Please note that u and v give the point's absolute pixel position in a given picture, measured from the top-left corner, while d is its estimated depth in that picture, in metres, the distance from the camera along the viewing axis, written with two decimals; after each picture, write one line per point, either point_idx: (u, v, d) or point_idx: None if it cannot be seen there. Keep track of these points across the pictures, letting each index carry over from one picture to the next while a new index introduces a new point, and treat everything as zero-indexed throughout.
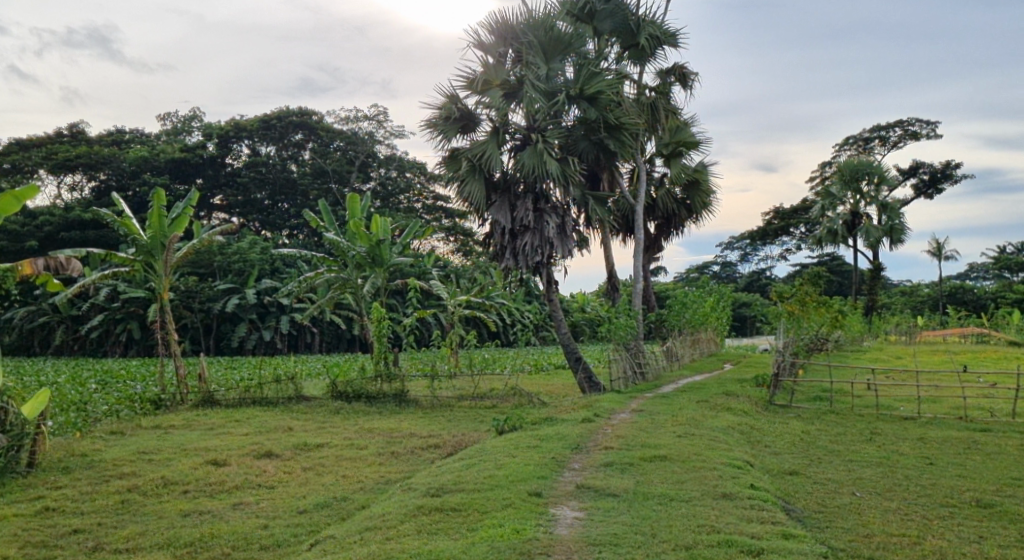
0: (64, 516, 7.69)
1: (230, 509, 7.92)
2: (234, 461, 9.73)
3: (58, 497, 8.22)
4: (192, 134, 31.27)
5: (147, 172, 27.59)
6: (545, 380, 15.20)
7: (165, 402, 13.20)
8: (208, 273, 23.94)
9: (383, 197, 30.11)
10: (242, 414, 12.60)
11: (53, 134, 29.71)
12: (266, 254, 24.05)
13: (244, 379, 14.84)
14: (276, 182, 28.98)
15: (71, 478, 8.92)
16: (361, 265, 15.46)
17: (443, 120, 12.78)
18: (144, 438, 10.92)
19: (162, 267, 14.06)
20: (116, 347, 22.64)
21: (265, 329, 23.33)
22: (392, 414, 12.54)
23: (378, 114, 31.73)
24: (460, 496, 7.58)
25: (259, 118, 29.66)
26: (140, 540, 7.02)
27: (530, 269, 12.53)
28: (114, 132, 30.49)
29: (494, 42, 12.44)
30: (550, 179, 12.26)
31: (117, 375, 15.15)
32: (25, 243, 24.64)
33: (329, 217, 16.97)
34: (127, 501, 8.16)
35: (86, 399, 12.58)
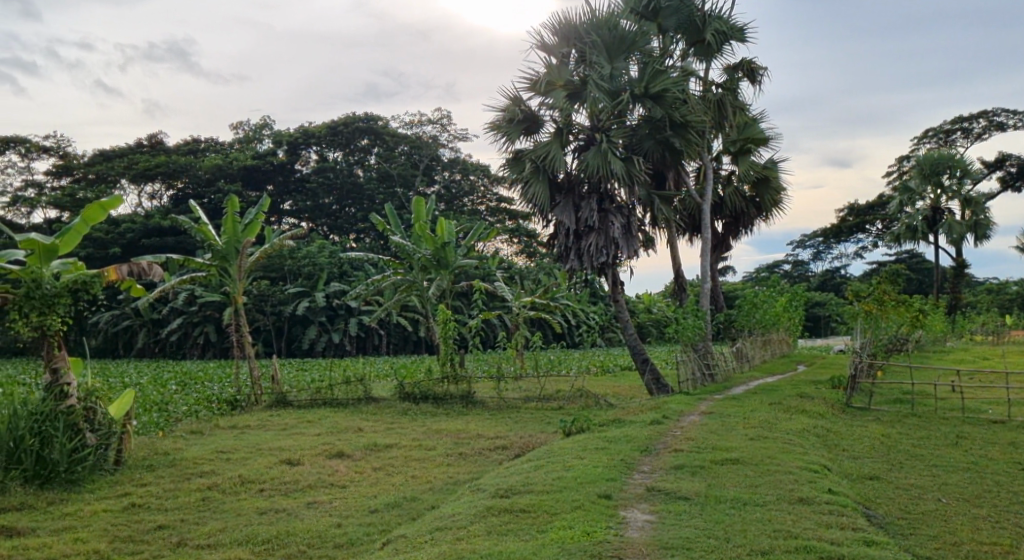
0: (149, 512, 7.99)
1: (304, 508, 8.10)
2: (307, 460, 9.96)
3: (144, 494, 8.54)
4: (263, 142, 32.18)
5: (221, 180, 28.57)
6: (611, 381, 15.10)
7: (240, 403, 13.63)
8: (280, 277, 24.61)
9: (448, 200, 30.36)
10: (314, 414, 12.88)
11: (134, 145, 31.01)
12: (334, 257, 24.55)
13: (315, 381, 15.18)
14: (343, 187, 29.52)
15: (155, 475, 9.27)
16: (427, 267, 15.64)
17: (507, 121, 12.82)
18: (222, 437, 11.27)
19: (236, 272, 14.50)
20: (193, 349, 23.43)
21: (334, 331, 23.79)
22: (460, 415, 12.63)
23: (443, 117, 32.02)
24: (529, 496, 7.60)
25: (327, 124, 30.30)
26: (222, 536, 7.25)
27: (595, 270, 12.44)
28: (190, 142, 31.64)
29: (557, 43, 12.42)
30: (615, 178, 12.16)
31: (195, 377, 15.69)
32: (109, 250, 25.78)
33: (396, 220, 17.13)
34: (207, 499, 8.44)
35: (168, 400, 13.09)
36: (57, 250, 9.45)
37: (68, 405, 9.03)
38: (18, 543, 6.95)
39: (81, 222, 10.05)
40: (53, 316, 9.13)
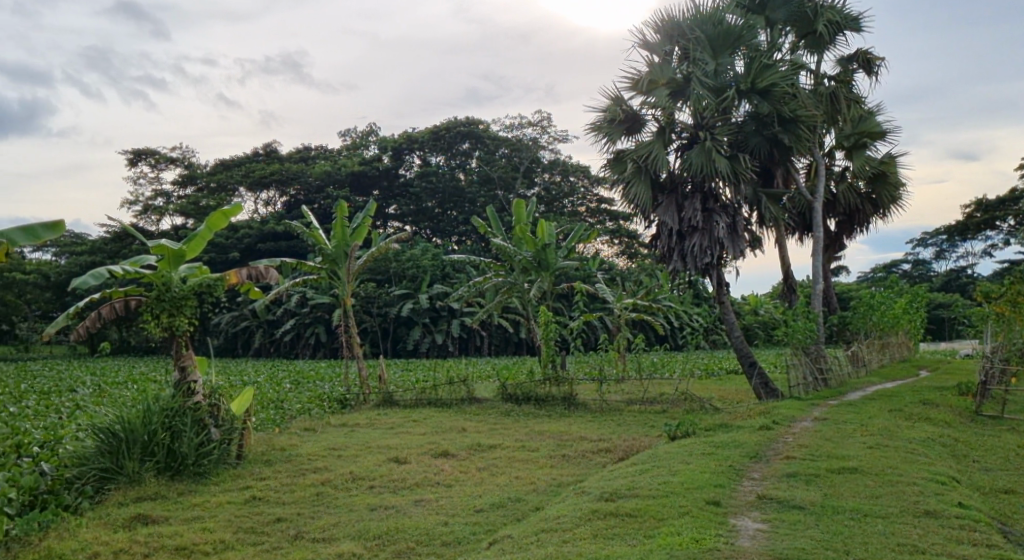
0: (269, 505, 8.38)
1: (412, 506, 8.29)
2: (414, 459, 10.19)
3: (264, 488, 8.96)
4: (370, 148, 33.24)
5: (330, 186, 29.73)
6: (717, 385, 14.75)
7: (349, 402, 14.11)
8: (385, 279, 25.32)
9: (548, 202, 30.41)
10: (419, 414, 13.17)
11: (251, 154, 32.70)
12: (437, 260, 25.08)
13: (420, 381, 15.52)
14: (445, 190, 30.08)
15: (273, 470, 9.70)
16: (528, 269, 15.72)
17: (608, 122, 12.73)
18: (333, 435, 11.69)
19: (345, 274, 15.00)
20: (305, 349, 24.37)
21: (438, 332, 24.25)
22: (562, 417, 12.62)
23: (543, 120, 32.11)
24: (635, 501, 7.53)
25: (430, 129, 30.97)
26: (335, 530, 7.52)
27: (699, 271, 12.17)
28: (302, 150, 33.07)
29: (659, 40, 12.26)
30: (720, 177, 11.87)
31: (307, 376, 16.34)
32: (229, 255, 27.26)
33: (497, 223, 17.31)
34: (321, 494, 8.77)
35: (284, 398, 13.71)
36: (184, 254, 9.97)
37: (194, 401, 9.60)
38: (152, 530, 7.44)
39: (206, 228, 10.63)
40: (181, 317, 9.73)
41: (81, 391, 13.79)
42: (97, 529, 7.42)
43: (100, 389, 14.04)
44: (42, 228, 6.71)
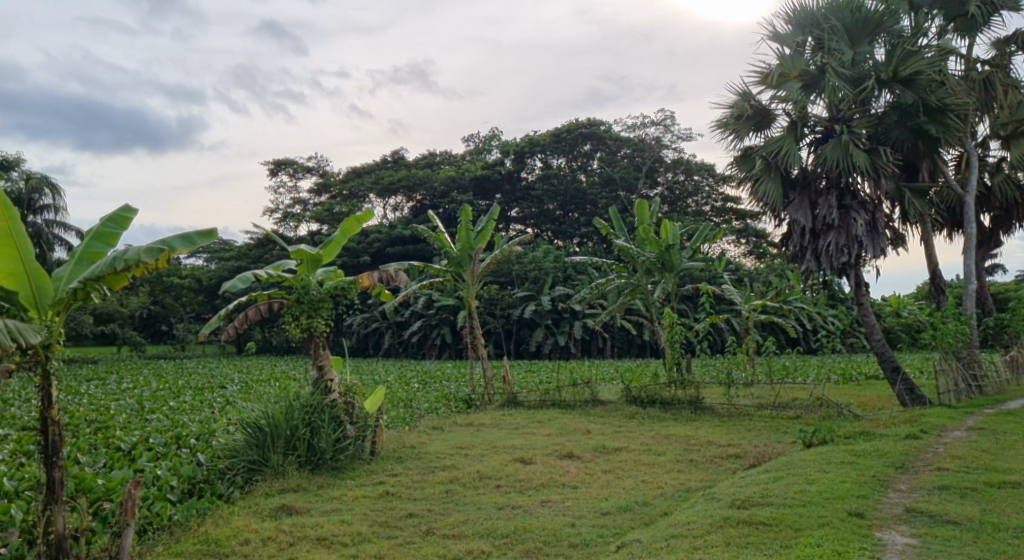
0: (402, 500, 8.66)
1: (538, 506, 8.33)
2: (539, 460, 10.25)
3: (396, 484, 9.25)
4: (492, 152, 33.79)
5: (454, 190, 30.55)
6: (855, 391, 13.99)
7: (475, 402, 14.38)
8: (507, 281, 25.64)
9: (671, 202, 29.78)
10: (544, 415, 13.21)
11: (380, 162, 34.10)
12: (559, 262, 25.16)
13: (543, 382, 15.61)
14: (566, 193, 30.12)
15: (404, 467, 10.01)
16: (651, 270, 15.43)
17: (735, 118, 12.36)
18: (461, 434, 11.93)
19: (469, 276, 15.27)
20: (432, 350, 24.99)
21: (560, 334, 24.32)
22: (689, 421, 12.33)
23: (666, 118, 31.50)
24: (770, 509, 7.24)
25: (551, 132, 31.07)
26: (465, 528, 7.67)
27: (835, 271, 11.59)
28: (427, 156, 34.09)
29: (791, 31, 11.80)
30: (858, 172, 11.26)
31: (434, 376, 16.77)
32: (360, 259, 28.48)
33: (620, 224, 17.11)
34: (450, 491, 8.97)
35: (413, 398, 14.26)
36: (320, 259, 10.49)
37: (331, 399, 10.07)
38: (296, 521, 7.84)
39: (341, 233, 11.11)
40: (318, 319, 10.21)
41: (230, 387, 14.76)
42: (247, 518, 7.90)
43: (247, 386, 14.99)
44: (198, 235, 7.21)
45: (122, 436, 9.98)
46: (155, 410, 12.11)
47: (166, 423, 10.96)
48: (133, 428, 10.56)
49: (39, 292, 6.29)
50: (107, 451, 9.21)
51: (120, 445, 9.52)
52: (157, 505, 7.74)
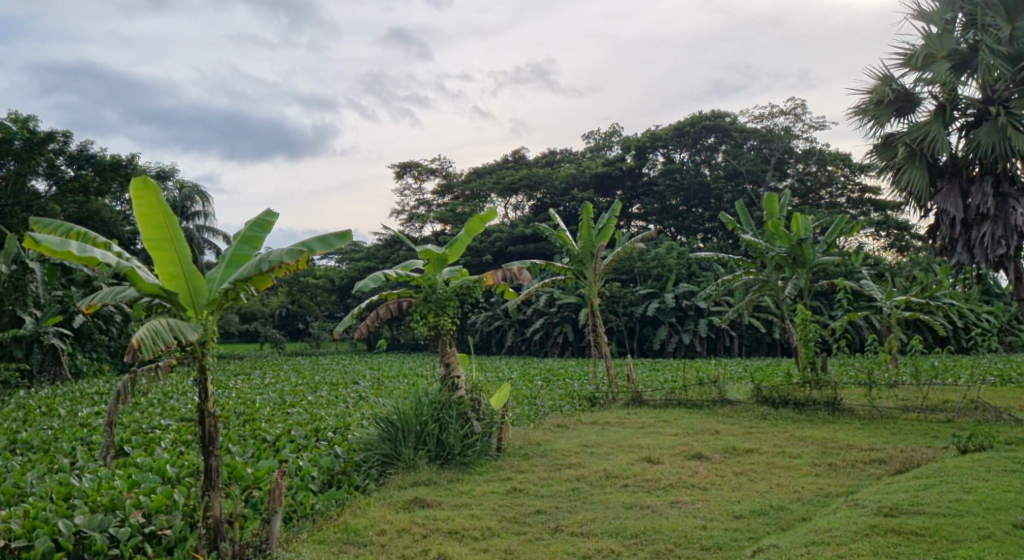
0: (529, 497, 8.70)
1: (668, 507, 8.17)
2: (667, 460, 10.04)
3: (523, 480, 9.29)
4: (613, 149, 33.51)
5: (575, 188, 30.71)
6: (1014, 394, 12.89)
7: (599, 400, 14.28)
8: (630, 279, 25.42)
9: (803, 194, 28.50)
10: (670, 415, 12.95)
11: (501, 161, 34.61)
12: (683, 258, 24.66)
13: (669, 381, 15.32)
14: (690, 187, 29.46)
15: (531, 464, 10.03)
16: (781, 266, 14.79)
17: (874, 104, 11.67)
18: (586, 432, 11.88)
19: (591, 274, 15.12)
20: (554, 347, 25.11)
21: (685, 332, 23.83)
22: (826, 423, 11.77)
23: (796, 107, 30.19)
24: (921, 518, 6.79)
25: (674, 126, 30.47)
26: (594, 526, 7.63)
27: (991, 264, 10.71)
28: (548, 154, 34.25)
29: (937, 9, 11.00)
30: (1017, 156, 10.34)
31: (557, 374, 16.81)
32: (483, 258, 29.02)
33: (747, 218, 16.50)
34: (577, 489, 8.94)
35: (537, 396, 14.38)
36: (446, 258, 10.69)
37: (458, 396, 10.28)
38: (429, 514, 8.03)
39: (465, 233, 11.30)
40: (445, 317, 10.42)
41: (363, 383, 15.38)
42: (383, 509, 8.17)
43: (378, 382, 15.57)
44: (335, 237, 7.52)
45: (266, 428, 10.58)
46: (295, 404, 12.78)
47: (306, 416, 11.53)
48: (276, 420, 11.18)
49: (195, 292, 6.71)
50: (254, 442, 9.79)
51: (265, 436, 10.09)
52: (301, 494, 8.18)
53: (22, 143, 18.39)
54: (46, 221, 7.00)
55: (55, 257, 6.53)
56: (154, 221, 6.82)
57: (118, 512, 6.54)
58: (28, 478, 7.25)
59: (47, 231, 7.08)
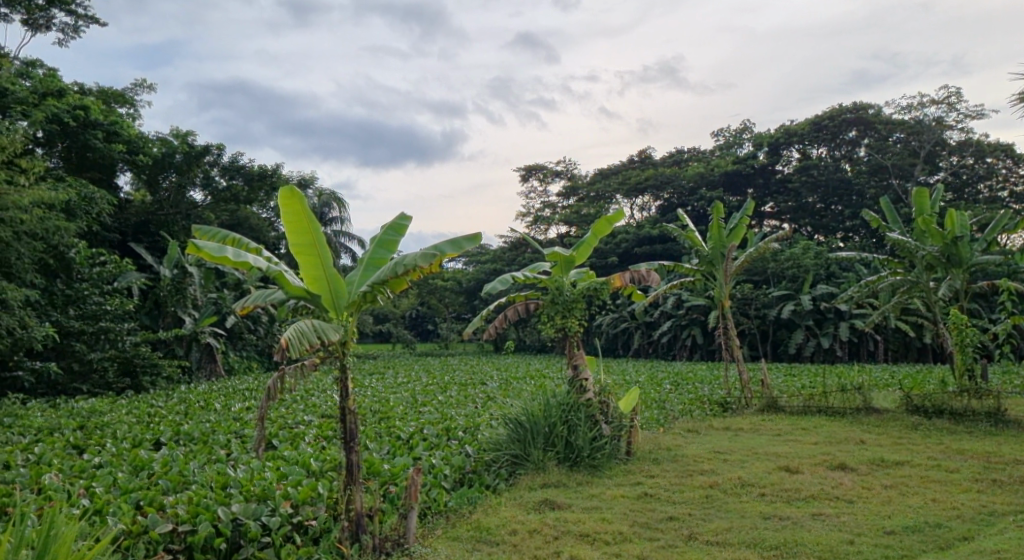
0: (660, 502, 8.51)
1: (810, 519, 7.79)
2: (807, 470, 9.57)
3: (654, 485, 9.10)
4: (744, 145, 32.41)
5: (703, 187, 30.28)
6: None
7: (731, 405, 13.81)
8: (763, 280, 24.59)
9: (957, 189, 26.48)
10: (809, 422, 12.34)
11: (627, 162, 34.32)
12: (822, 258, 23.48)
13: (807, 387, 14.62)
14: (829, 183, 28.04)
15: (661, 469, 9.80)
16: (934, 265, 13.76)
17: None
18: (718, 438, 11.52)
19: (722, 275, 14.50)
20: (682, 351, 24.59)
21: (824, 335, 22.67)
22: (986, 436, 10.86)
23: (949, 95, 28.08)
24: None
25: (810, 119, 28.99)
26: (730, 536, 7.38)
27: None
28: (675, 154, 33.62)
29: None
30: None
31: (687, 377, 16.43)
32: (608, 259, 28.90)
33: (893, 215, 15.46)
34: (711, 496, 8.67)
35: (666, 399, 14.14)
36: (573, 260, 10.65)
37: (586, 398, 10.18)
38: (560, 516, 8.02)
39: (592, 235, 11.20)
40: (572, 319, 10.36)
41: (491, 384, 15.59)
42: (514, 509, 8.23)
43: (506, 383, 15.75)
44: (466, 240, 7.65)
45: (401, 426, 10.94)
46: (426, 403, 13.15)
47: (437, 416, 11.84)
48: (409, 419, 11.52)
49: (336, 294, 7.02)
50: (389, 439, 10.14)
51: (400, 434, 10.43)
52: (434, 491, 8.39)
53: (182, 156, 20.13)
54: (207, 228, 7.54)
55: (213, 262, 7.04)
56: (300, 228, 7.19)
57: (270, 502, 6.94)
58: (190, 467, 7.81)
59: (207, 238, 7.62)
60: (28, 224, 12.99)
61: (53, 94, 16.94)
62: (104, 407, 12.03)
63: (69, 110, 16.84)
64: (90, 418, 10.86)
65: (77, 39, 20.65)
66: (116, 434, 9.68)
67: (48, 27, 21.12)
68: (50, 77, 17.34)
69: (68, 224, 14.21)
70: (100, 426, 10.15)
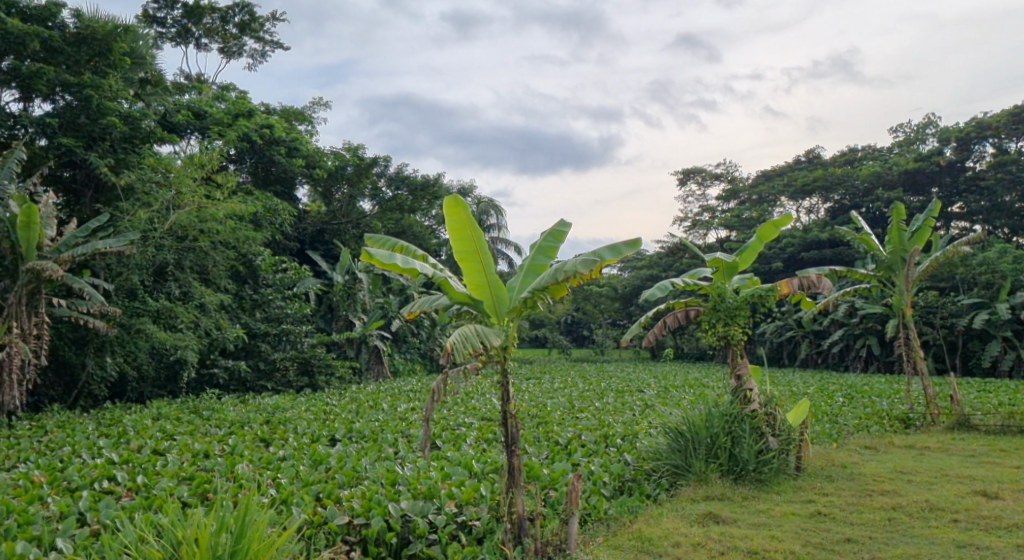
0: (835, 523, 7.98)
1: (1013, 550, 7.03)
2: (1008, 495, 8.64)
3: (828, 503, 8.56)
4: (927, 142, 29.94)
5: (880, 187, 28.24)
6: None
7: (914, 422, 12.76)
8: (951, 287, 22.60)
9: None
10: (1009, 444, 11.14)
11: (793, 162, 32.75)
12: (1021, 262, 21.18)
13: (1004, 405, 13.22)
14: None
15: (836, 486, 9.20)
16: None
17: None
18: (900, 457, 10.66)
19: (902, 282, 13.42)
20: (857, 362, 23.13)
21: None
22: None
23: None
24: None
25: (1007, 110, 26.25)
26: None
27: None
28: (847, 152, 31.68)
29: None
30: None
31: (862, 390, 15.38)
32: (773, 265, 27.70)
33: None
34: (894, 520, 8.02)
35: (839, 413, 13.31)
36: (736, 266, 10.25)
37: (751, 409, 9.64)
38: (725, 530, 7.72)
39: (757, 238, 10.71)
40: (735, 327, 9.93)
41: (649, 392, 15.36)
42: (676, 520, 8.01)
43: (664, 391, 15.46)
44: (625, 246, 7.56)
45: (559, 432, 10.98)
46: (583, 409, 13.15)
47: (594, 422, 11.80)
48: (567, 424, 11.56)
49: (498, 300, 7.17)
50: (548, 444, 10.20)
51: (559, 439, 10.47)
52: (594, 498, 8.34)
53: (352, 168, 21.46)
54: (378, 236, 7.91)
55: (383, 268, 7.38)
56: (465, 234, 7.36)
57: (435, 500, 7.19)
58: (362, 463, 8.23)
59: (379, 245, 8.00)
60: (222, 234, 14.30)
61: (243, 115, 18.58)
62: (286, 404, 12.96)
63: (257, 129, 18.41)
64: (274, 413, 11.73)
65: (264, 63, 22.49)
66: (297, 429, 10.39)
67: (240, 54, 23.15)
68: (241, 99, 19.01)
69: (254, 234, 15.49)
70: (283, 421, 10.93)
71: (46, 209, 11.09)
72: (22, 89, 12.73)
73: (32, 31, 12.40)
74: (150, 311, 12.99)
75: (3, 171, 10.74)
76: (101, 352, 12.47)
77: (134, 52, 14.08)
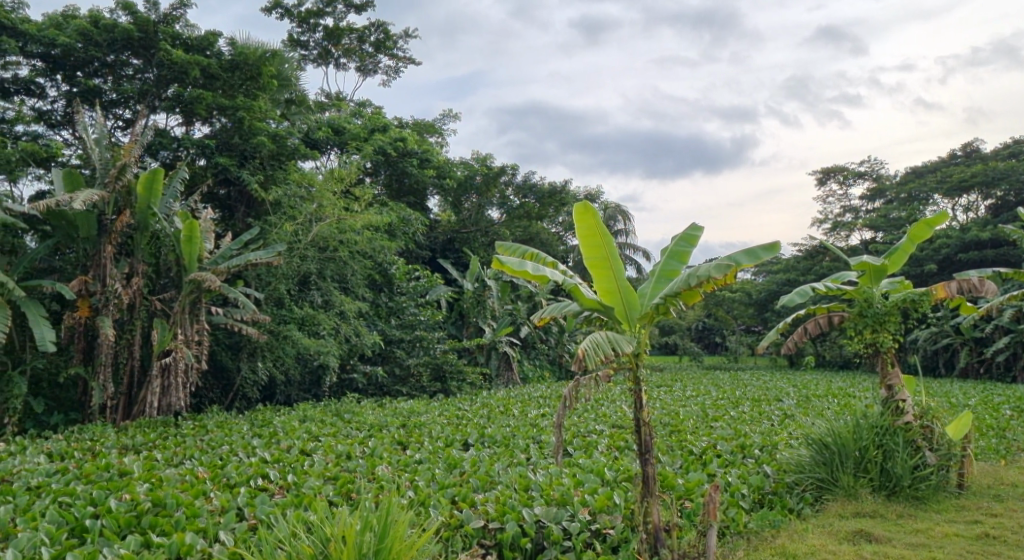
0: (1008, 548, 7.30)
1: None
2: None
3: (997, 525, 7.85)
4: None
5: None
6: None
7: None
8: None
9: None
10: None
11: (948, 157, 30.44)
12: None
13: None
14: None
15: (1006, 507, 8.42)
16: None
17: None
18: None
19: None
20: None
21: None
22: None
23: None
24: None
25: None
26: None
27: None
28: (1011, 143, 29.09)
29: None
30: None
31: None
32: (925, 267, 25.87)
33: None
34: None
35: (1007, 427, 12.22)
36: (885, 269, 9.58)
37: (905, 421, 8.99)
38: (879, 550, 7.25)
39: (908, 239, 9.95)
40: (885, 334, 9.25)
41: (788, 401, 14.72)
42: (823, 537, 7.60)
43: (805, 400, 14.73)
44: (762, 249, 7.26)
45: (693, 441, 10.68)
46: (718, 418, 12.76)
47: (730, 431, 11.41)
48: (700, 433, 11.25)
49: (628, 306, 7.05)
50: (682, 453, 9.95)
51: (693, 449, 10.19)
52: (733, 510, 8.03)
53: (481, 178, 21.98)
54: (509, 244, 7.99)
55: (515, 275, 7.45)
56: (593, 240, 7.30)
57: (569, 507, 7.17)
58: (495, 468, 8.32)
59: (509, 253, 8.10)
60: (360, 244, 14.98)
61: (379, 130, 19.37)
62: (421, 408, 13.35)
63: (392, 143, 19.13)
64: (410, 417, 12.09)
65: (398, 78, 23.36)
66: (432, 434, 10.67)
67: (376, 71, 24.15)
68: (377, 114, 19.82)
69: (390, 244, 16.08)
70: (418, 426, 11.25)
71: (205, 224, 11.97)
72: (185, 113, 13.84)
73: (193, 61, 13.45)
74: (296, 319, 13.75)
75: (170, 189, 11.60)
76: (254, 357, 13.33)
77: (280, 74, 14.99)
